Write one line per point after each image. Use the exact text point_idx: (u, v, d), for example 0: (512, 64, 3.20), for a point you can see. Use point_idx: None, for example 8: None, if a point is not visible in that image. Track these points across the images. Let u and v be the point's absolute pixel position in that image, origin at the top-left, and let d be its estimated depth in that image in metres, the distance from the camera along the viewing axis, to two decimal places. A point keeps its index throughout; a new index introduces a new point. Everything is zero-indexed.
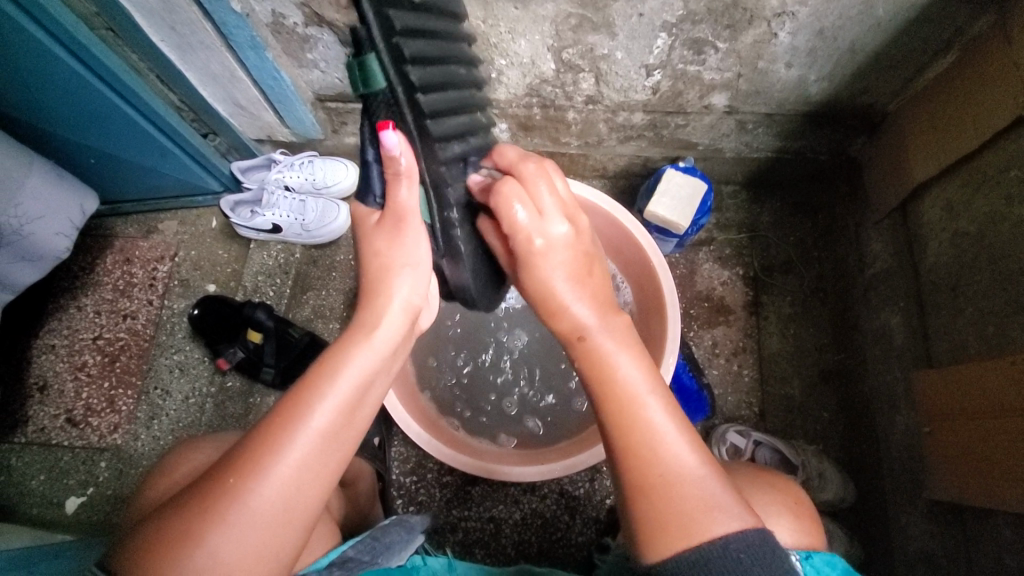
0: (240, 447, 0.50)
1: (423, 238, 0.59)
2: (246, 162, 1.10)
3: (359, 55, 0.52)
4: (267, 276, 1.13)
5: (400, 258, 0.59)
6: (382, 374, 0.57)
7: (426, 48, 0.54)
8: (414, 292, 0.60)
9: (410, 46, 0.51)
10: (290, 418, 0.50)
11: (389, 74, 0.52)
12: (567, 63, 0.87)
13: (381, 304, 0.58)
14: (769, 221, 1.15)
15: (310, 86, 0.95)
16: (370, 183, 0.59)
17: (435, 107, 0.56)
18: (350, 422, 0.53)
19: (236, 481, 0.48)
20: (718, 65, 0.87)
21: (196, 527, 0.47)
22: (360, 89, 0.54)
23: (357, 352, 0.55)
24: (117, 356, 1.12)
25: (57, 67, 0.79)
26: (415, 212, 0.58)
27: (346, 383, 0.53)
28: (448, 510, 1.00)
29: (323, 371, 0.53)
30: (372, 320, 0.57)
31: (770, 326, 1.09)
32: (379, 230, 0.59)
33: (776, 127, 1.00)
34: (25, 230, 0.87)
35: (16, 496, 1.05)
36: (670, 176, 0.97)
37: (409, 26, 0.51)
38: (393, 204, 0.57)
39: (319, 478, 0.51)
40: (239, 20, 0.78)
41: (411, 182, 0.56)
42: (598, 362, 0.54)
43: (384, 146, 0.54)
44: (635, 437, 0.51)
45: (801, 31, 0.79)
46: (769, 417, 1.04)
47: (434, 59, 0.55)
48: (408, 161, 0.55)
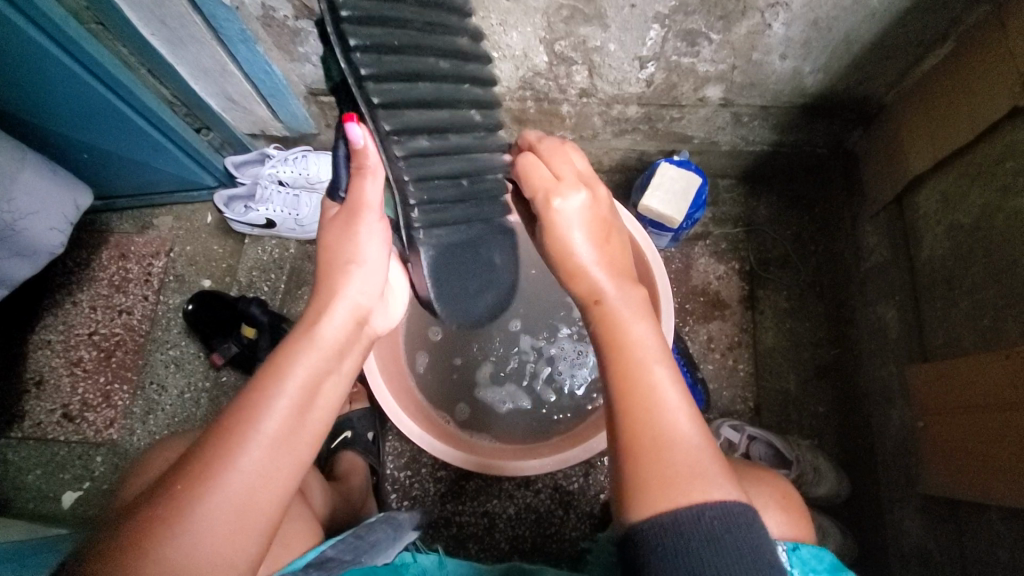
0: (188, 456, 0.50)
1: (377, 235, 0.60)
2: (240, 158, 1.10)
3: (327, 46, 0.58)
4: (262, 271, 1.13)
5: (350, 256, 0.59)
6: (332, 375, 0.56)
7: (384, 37, 0.58)
8: (366, 290, 0.60)
9: (359, 31, 0.56)
10: (235, 425, 0.50)
11: (341, 59, 0.56)
12: (559, 55, 0.87)
13: (329, 303, 0.58)
14: (765, 215, 1.14)
15: (302, 80, 0.95)
16: (336, 180, 0.61)
17: (387, 96, 0.59)
18: (302, 424, 0.53)
19: (184, 489, 0.48)
20: (712, 57, 0.86)
21: (142, 540, 0.46)
22: (329, 81, 0.60)
23: (302, 354, 0.54)
24: (113, 352, 1.13)
25: (48, 63, 0.79)
26: (374, 208, 0.60)
27: (292, 386, 0.52)
28: (443, 504, 1.00)
29: (269, 375, 0.53)
30: (318, 319, 0.57)
31: (767, 320, 1.08)
32: (333, 224, 0.60)
33: (771, 119, 1.00)
34: (19, 226, 0.87)
35: (13, 490, 1.05)
36: (665, 169, 0.96)
37: (362, 14, 0.56)
38: (355, 199, 0.59)
39: (272, 483, 0.50)
40: (228, 14, 0.77)
41: (374, 178, 0.59)
42: (619, 320, 0.53)
43: (350, 139, 0.57)
44: (646, 394, 0.50)
45: (796, 22, 0.78)
46: (765, 412, 1.04)
47: (398, 49, 0.59)
48: (369, 154, 0.58)
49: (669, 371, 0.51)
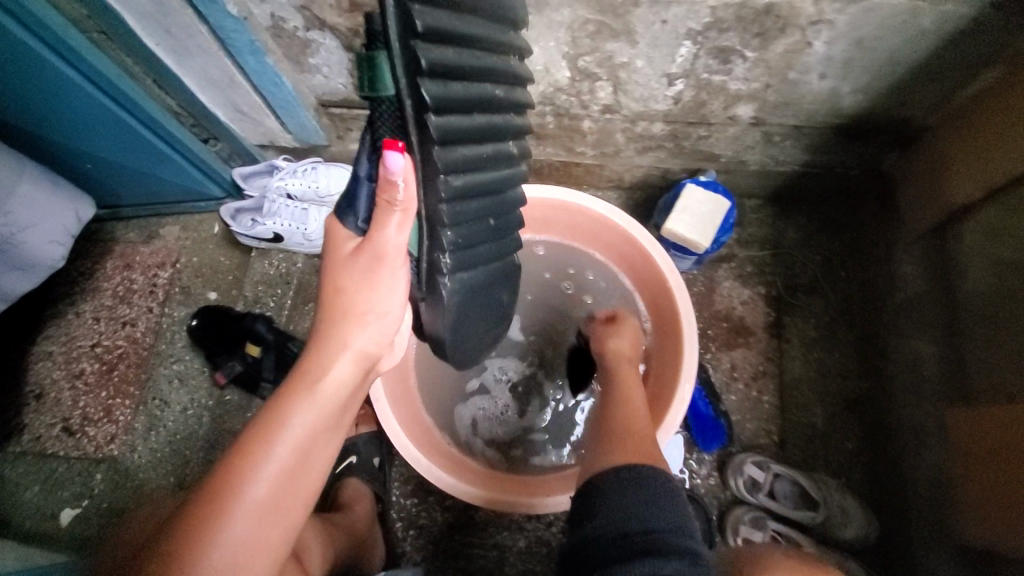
0: (174, 521, 0.49)
1: (391, 283, 0.58)
2: (248, 169, 1.06)
3: (370, 51, 0.47)
4: (269, 286, 1.10)
5: (360, 303, 0.57)
6: (328, 426, 0.56)
7: (452, 57, 0.49)
8: (372, 341, 0.59)
9: (433, 52, 0.47)
10: (226, 486, 0.49)
11: (400, 83, 0.46)
12: (583, 70, 0.82)
13: (327, 352, 0.57)
14: (795, 238, 1.09)
15: (312, 92, 0.91)
16: (356, 205, 0.55)
17: (448, 132, 0.51)
18: (292, 478, 0.52)
19: (170, 561, 0.46)
20: (745, 75, 0.81)
21: None
22: (365, 91, 0.48)
23: (297, 407, 0.53)
24: (115, 365, 1.10)
25: (46, 71, 0.76)
26: (396, 252, 0.55)
27: (285, 445, 0.52)
28: (450, 535, 0.96)
29: (263, 431, 0.52)
30: (315, 371, 0.56)
31: (794, 349, 1.03)
32: (338, 269, 0.57)
33: (803, 140, 0.95)
34: (16, 239, 0.83)
35: (9, 507, 1.02)
36: (690, 191, 0.92)
37: (433, 30, 0.46)
38: (375, 242, 0.54)
39: (262, 545, 0.50)
40: (237, 24, 0.74)
41: (403, 220, 0.53)
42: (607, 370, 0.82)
43: (385, 168, 0.49)
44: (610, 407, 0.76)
45: (838, 40, 0.74)
46: (790, 447, 0.99)
47: (460, 75, 0.51)
48: (406, 191, 0.51)
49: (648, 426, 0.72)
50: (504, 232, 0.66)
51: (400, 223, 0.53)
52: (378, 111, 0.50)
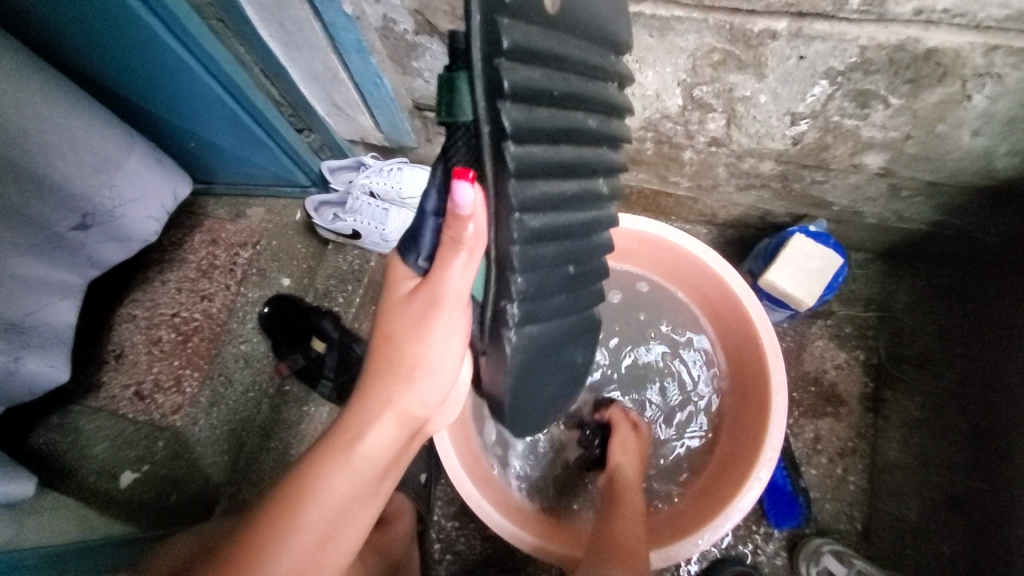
0: None
1: (452, 334, 0.54)
2: (337, 162, 1.07)
3: (450, 72, 0.42)
4: (340, 282, 1.09)
5: (414, 358, 0.54)
6: (361, 498, 0.53)
7: (538, 81, 0.45)
8: (418, 403, 0.56)
9: (517, 74, 0.42)
10: (247, 556, 0.47)
11: (479, 108, 0.41)
12: (697, 100, 0.76)
13: (377, 412, 0.54)
14: (908, 302, 0.98)
15: (410, 94, 0.90)
16: (419, 242, 0.51)
17: (528, 163, 0.46)
18: (315, 557, 0.50)
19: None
20: (884, 122, 0.72)
21: None
22: (440, 115, 0.43)
23: (334, 476, 0.51)
24: (189, 337, 1.14)
25: (164, 54, 0.77)
26: (454, 298, 0.51)
27: (311, 519, 0.50)
28: (487, 566, 0.91)
29: (291, 499, 0.50)
30: (358, 434, 0.53)
31: (891, 429, 0.92)
32: (398, 315, 0.53)
33: (937, 198, 0.84)
34: (118, 212, 0.86)
35: (77, 460, 1.05)
36: (797, 241, 0.83)
37: (520, 48, 0.41)
38: (437, 284, 0.49)
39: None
40: (348, 23, 0.73)
41: (469, 259, 0.47)
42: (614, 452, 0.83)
43: (453, 203, 0.44)
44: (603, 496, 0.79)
45: (1008, 95, 0.64)
46: (875, 539, 0.90)
47: (545, 98, 0.46)
48: (473, 229, 0.46)
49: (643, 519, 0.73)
50: (583, 277, 0.62)
51: (464, 265, 0.48)
52: (453, 138, 0.44)
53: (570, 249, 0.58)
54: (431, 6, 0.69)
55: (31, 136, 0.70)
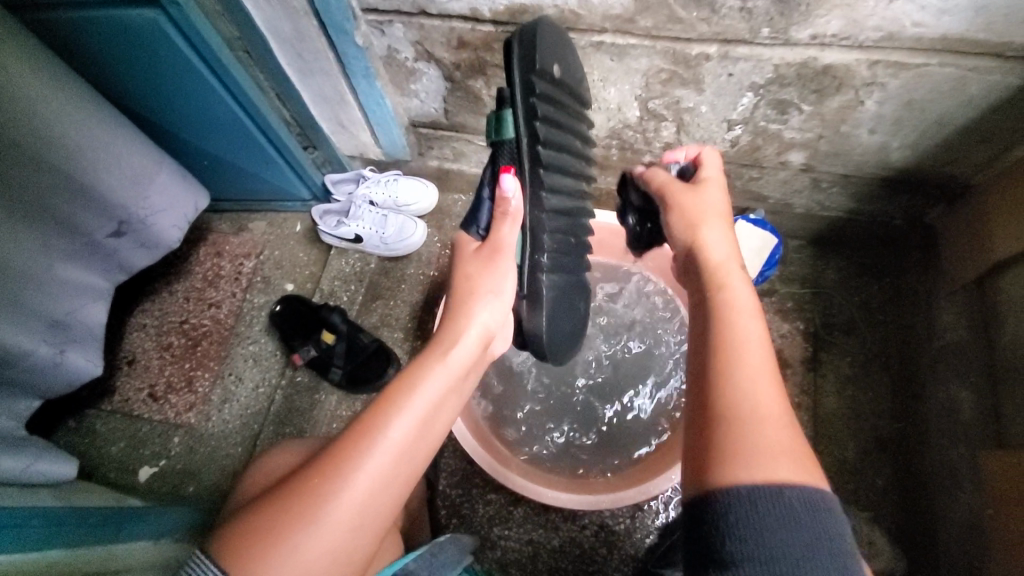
0: (324, 454, 0.55)
1: (510, 274, 0.68)
2: (338, 176, 1.20)
3: (499, 110, 0.67)
4: (343, 282, 1.22)
5: (487, 285, 0.68)
6: (453, 395, 0.63)
7: (555, 114, 0.67)
8: (492, 320, 0.68)
9: (542, 107, 0.65)
10: (375, 423, 0.57)
11: (521, 126, 0.65)
12: (651, 112, 0.92)
13: (462, 326, 0.66)
14: (835, 279, 1.15)
15: (407, 113, 1.03)
16: (478, 216, 0.70)
17: (551, 162, 0.67)
18: (422, 434, 0.59)
19: (324, 480, 0.53)
20: (800, 126, 0.89)
21: (278, 522, 0.51)
22: (492, 136, 0.67)
23: (434, 371, 0.61)
24: (199, 341, 1.22)
25: (195, 77, 0.89)
26: (510, 248, 0.68)
27: (421, 398, 0.59)
28: (490, 526, 1.02)
29: (402, 387, 0.60)
30: (448, 343, 0.65)
31: (829, 385, 1.09)
32: (472, 259, 0.69)
33: (851, 188, 1.01)
34: (149, 220, 0.96)
35: (97, 460, 1.13)
36: (741, 227, 0.99)
37: (545, 93, 0.65)
38: (495, 237, 0.67)
39: (395, 484, 0.56)
40: (359, 53, 0.87)
41: (513, 222, 0.67)
42: (736, 312, 0.56)
43: (501, 188, 0.65)
44: (721, 372, 0.51)
45: (889, 101, 0.81)
46: (821, 477, 1.03)
47: (559, 126, 0.69)
48: (515, 202, 0.66)
49: (756, 326, 0.55)
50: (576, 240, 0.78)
51: (511, 227, 0.67)
52: (500, 149, 0.68)
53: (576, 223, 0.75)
54: (430, 38, 0.83)
55: (84, 152, 0.81)
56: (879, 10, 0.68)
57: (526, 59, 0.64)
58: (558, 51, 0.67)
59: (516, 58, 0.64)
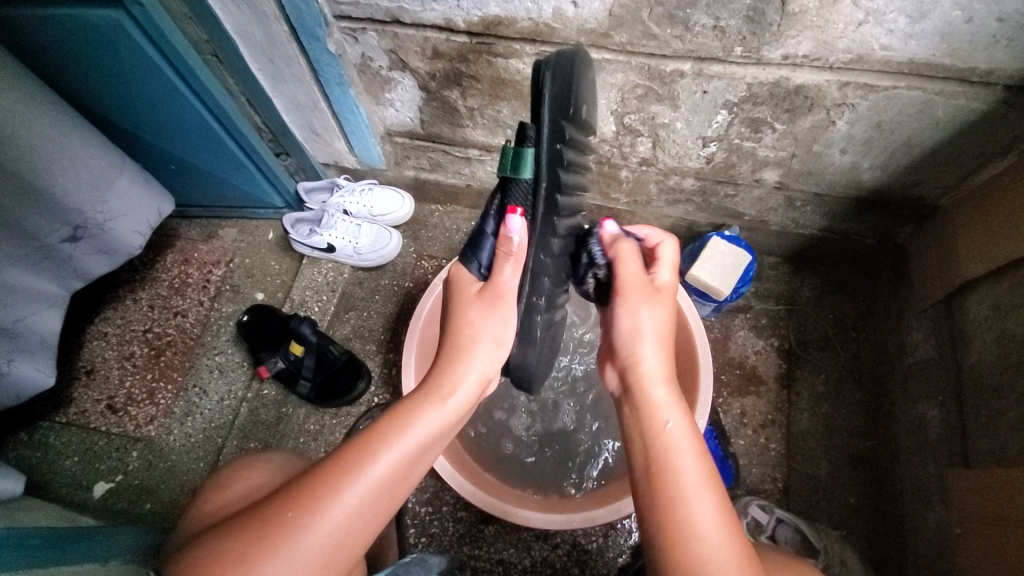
0: (299, 483, 0.53)
1: (511, 319, 0.65)
2: (312, 184, 1.17)
3: (520, 147, 0.61)
4: (315, 292, 1.19)
5: (489, 330, 0.63)
6: (440, 440, 0.60)
7: (577, 160, 0.64)
8: (491, 366, 0.64)
9: (567, 153, 0.61)
10: (355, 463, 0.53)
11: (541, 170, 0.60)
12: (627, 127, 0.92)
13: (461, 370, 0.62)
14: (809, 296, 1.16)
15: (382, 122, 1.02)
16: (479, 252, 0.66)
17: (565, 207, 0.63)
18: (407, 477, 0.56)
19: (294, 516, 0.50)
20: (774, 144, 0.90)
21: (245, 548, 0.49)
22: (508, 171, 0.62)
23: (427, 414, 0.58)
24: (163, 351, 1.18)
25: (160, 79, 0.86)
26: (512, 291, 0.65)
27: (407, 443, 0.56)
28: (460, 545, 1.00)
29: (390, 428, 0.56)
30: (449, 386, 0.60)
31: (802, 402, 1.09)
32: (476, 299, 0.64)
33: (824, 207, 1.02)
34: (107, 226, 0.93)
35: (48, 474, 1.08)
36: (715, 244, 1.00)
37: (572, 140, 0.61)
38: (497, 279, 0.64)
39: (369, 526, 0.53)
40: (331, 59, 0.85)
41: (516, 265, 0.64)
42: (674, 451, 0.54)
43: (506, 228, 0.62)
44: (676, 527, 0.50)
45: (860, 122, 0.82)
46: (794, 495, 1.03)
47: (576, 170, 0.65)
48: (520, 246, 0.63)
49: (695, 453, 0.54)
50: None
51: (513, 270, 0.64)
52: (513, 187, 0.63)
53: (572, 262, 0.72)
54: (404, 47, 0.82)
55: (39, 154, 0.79)
56: (849, 32, 0.69)
57: (559, 103, 0.59)
58: (589, 95, 0.63)
59: (549, 93, 0.59)
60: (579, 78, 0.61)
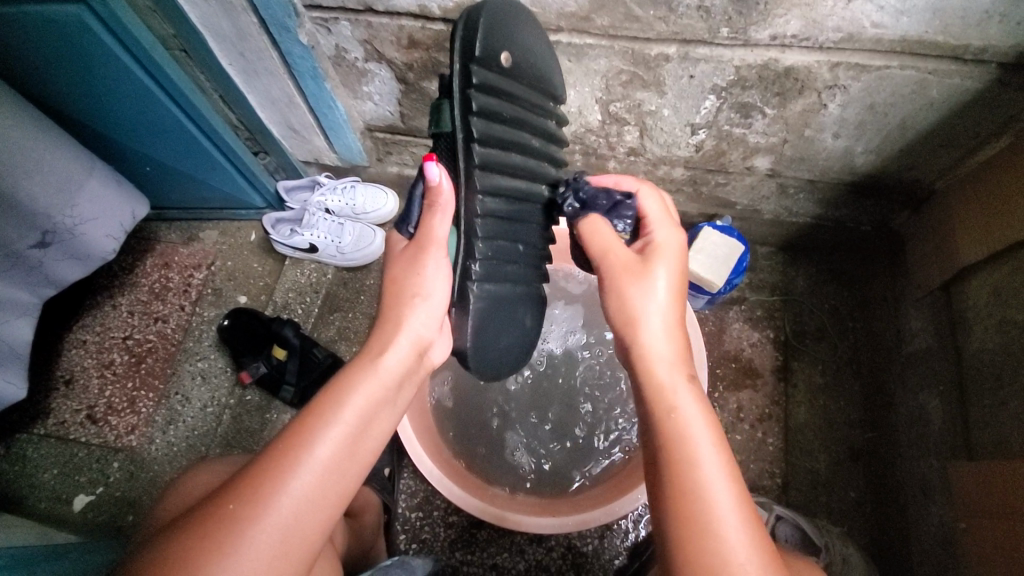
0: (242, 475, 0.51)
1: (441, 276, 0.63)
2: (292, 183, 1.14)
3: (438, 99, 0.62)
4: (298, 294, 1.15)
5: (417, 292, 0.63)
6: (385, 408, 0.59)
7: (496, 107, 0.62)
8: (425, 327, 0.63)
9: (480, 100, 0.61)
10: (295, 445, 0.52)
11: (455, 119, 0.60)
12: (613, 115, 0.89)
13: (393, 337, 0.62)
14: (804, 286, 1.14)
15: (361, 117, 0.99)
16: (407, 215, 0.65)
17: (486, 157, 0.61)
18: (355, 451, 0.54)
19: (238, 508, 0.48)
20: (765, 129, 0.87)
21: (189, 551, 0.47)
22: (431, 127, 0.63)
23: (363, 384, 0.57)
24: (143, 358, 1.14)
25: (128, 79, 0.83)
26: (443, 245, 0.63)
27: (346, 415, 0.55)
28: (452, 551, 0.97)
29: (327, 403, 0.56)
30: (381, 353, 0.61)
31: (800, 395, 1.06)
32: (402, 262, 0.64)
33: (817, 194, 1.00)
34: (78, 230, 0.89)
35: (27, 488, 1.05)
36: (707, 234, 0.97)
37: (485, 83, 0.60)
38: (424, 237, 0.62)
39: (321, 509, 0.51)
40: (304, 52, 0.82)
41: (444, 216, 0.62)
42: (692, 443, 0.51)
43: (426, 175, 0.61)
44: (695, 535, 0.47)
45: (852, 104, 0.80)
46: (794, 491, 1.01)
47: (501, 120, 0.63)
48: (442, 193, 0.61)
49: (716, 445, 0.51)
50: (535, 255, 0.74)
51: (441, 222, 0.62)
52: (439, 142, 0.63)
53: (521, 230, 0.69)
54: (379, 36, 0.79)
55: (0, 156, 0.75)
56: (838, 10, 0.66)
57: (465, 45, 0.59)
58: (507, 41, 0.62)
59: (456, 40, 0.59)
60: (495, 23, 0.61)
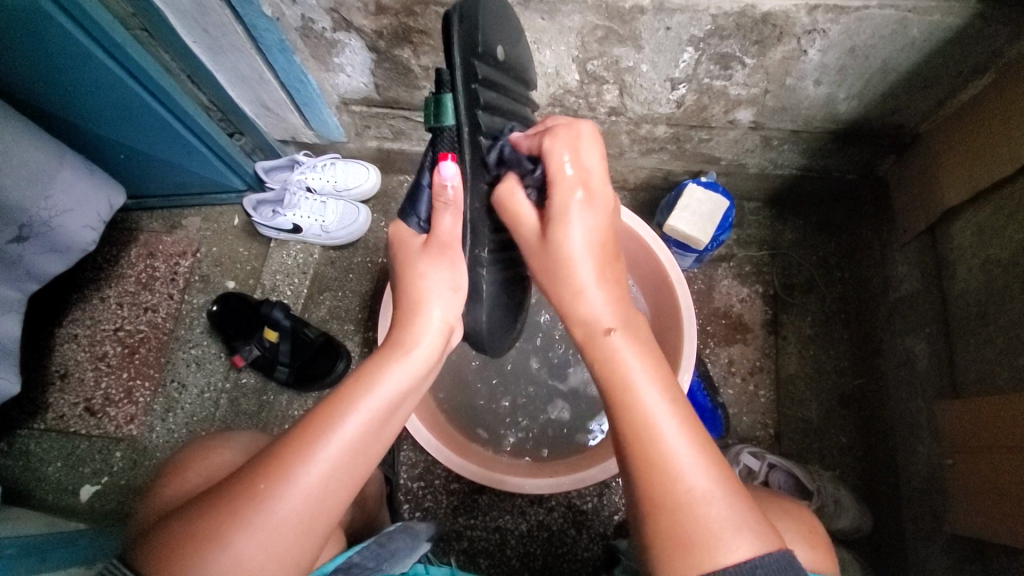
0: (269, 452, 0.51)
1: (461, 264, 0.61)
2: (271, 163, 1.13)
3: (437, 94, 0.58)
4: (286, 275, 1.14)
5: (442, 278, 0.60)
6: (412, 394, 0.58)
7: (494, 101, 0.61)
8: (454, 313, 0.61)
9: (483, 94, 0.58)
10: (323, 428, 0.51)
11: (461, 114, 0.56)
12: (591, 74, 0.87)
13: (419, 320, 0.59)
14: (791, 239, 1.14)
15: (335, 90, 0.97)
16: (417, 206, 0.62)
17: (494, 152, 0.59)
18: (378, 437, 0.54)
19: (264, 488, 0.49)
20: (745, 81, 0.86)
21: (214, 527, 0.48)
22: (430, 122, 0.58)
23: (391, 369, 0.56)
24: (136, 348, 1.14)
25: (92, 65, 0.81)
26: (458, 240, 0.61)
27: (376, 400, 0.54)
28: (455, 517, 0.99)
29: (355, 387, 0.54)
30: (410, 340, 0.58)
31: (789, 346, 1.08)
32: (422, 245, 0.61)
33: (801, 144, 0.99)
34: (54, 222, 0.88)
35: (32, 481, 1.06)
36: (691, 191, 0.96)
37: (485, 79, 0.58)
38: (437, 230, 0.60)
39: (344, 489, 0.52)
40: (269, 24, 0.79)
41: (456, 214, 0.59)
42: (632, 388, 0.51)
43: (440, 176, 0.57)
44: (655, 480, 0.47)
45: (832, 49, 0.78)
46: (785, 440, 1.03)
47: (497, 112, 0.61)
48: (456, 193, 0.58)
49: (660, 388, 0.51)
50: None
51: (453, 220, 0.60)
52: (439, 137, 0.59)
53: None
54: (345, 4, 0.76)
55: None
56: None
57: (467, 39, 0.55)
58: (496, 32, 0.60)
59: (456, 32, 0.54)
60: (483, 16, 0.58)
